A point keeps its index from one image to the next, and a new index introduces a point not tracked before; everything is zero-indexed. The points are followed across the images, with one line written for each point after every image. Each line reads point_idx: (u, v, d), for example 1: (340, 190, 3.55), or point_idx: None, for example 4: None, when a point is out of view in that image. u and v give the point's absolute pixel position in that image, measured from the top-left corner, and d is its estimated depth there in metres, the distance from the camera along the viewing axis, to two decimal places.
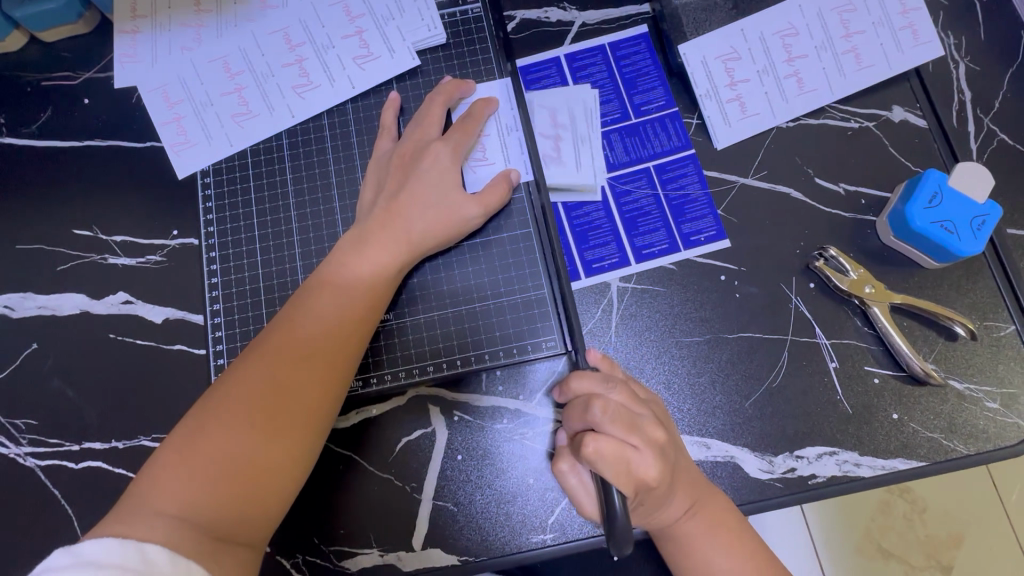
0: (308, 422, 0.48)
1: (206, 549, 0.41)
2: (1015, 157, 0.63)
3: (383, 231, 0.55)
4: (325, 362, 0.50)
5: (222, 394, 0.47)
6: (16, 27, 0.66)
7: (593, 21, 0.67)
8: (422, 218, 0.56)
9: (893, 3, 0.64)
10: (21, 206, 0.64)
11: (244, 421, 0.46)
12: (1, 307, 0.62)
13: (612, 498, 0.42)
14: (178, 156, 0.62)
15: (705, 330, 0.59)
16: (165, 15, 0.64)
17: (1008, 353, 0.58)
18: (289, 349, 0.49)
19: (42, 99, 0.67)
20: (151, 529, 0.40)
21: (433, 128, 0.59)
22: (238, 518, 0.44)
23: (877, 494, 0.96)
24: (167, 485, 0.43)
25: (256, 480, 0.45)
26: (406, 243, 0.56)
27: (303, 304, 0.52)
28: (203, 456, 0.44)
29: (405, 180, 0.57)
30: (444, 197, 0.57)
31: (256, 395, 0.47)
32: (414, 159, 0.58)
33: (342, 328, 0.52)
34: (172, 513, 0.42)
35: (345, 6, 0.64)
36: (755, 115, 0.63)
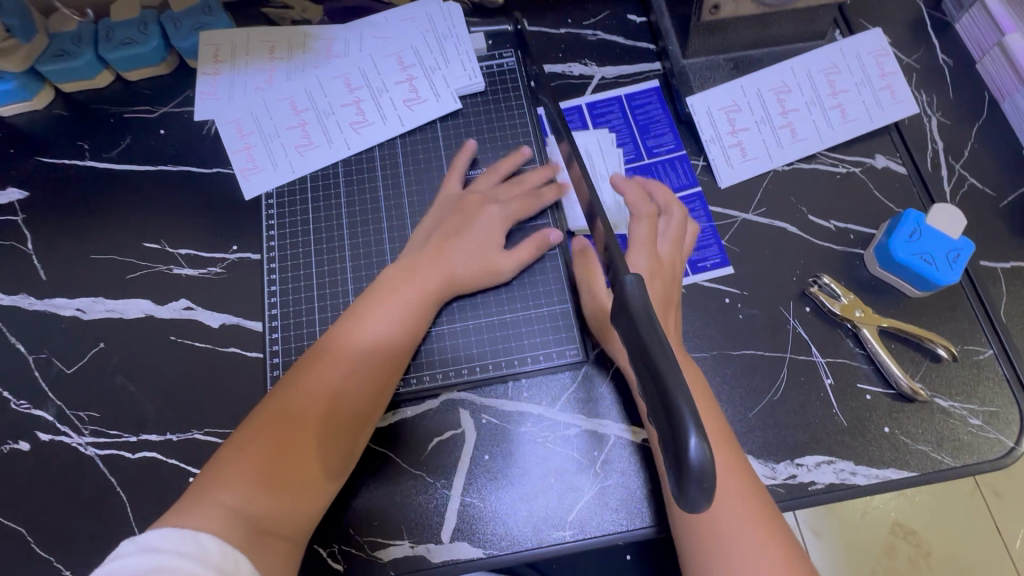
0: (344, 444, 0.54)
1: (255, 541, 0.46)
2: (984, 200, 0.71)
3: (430, 267, 0.62)
4: (367, 391, 0.56)
5: (275, 411, 0.52)
6: (106, 67, 0.76)
7: (611, 75, 0.77)
8: (467, 262, 0.63)
9: (873, 67, 0.73)
10: (98, 221, 0.72)
11: (293, 437, 0.51)
12: (74, 310, 0.68)
13: (687, 436, 0.32)
14: (247, 180, 0.71)
15: (710, 346, 0.65)
16: (243, 60, 0.74)
17: (988, 374, 0.64)
18: (337, 376, 0.55)
19: (123, 129, 0.76)
20: (210, 519, 0.45)
21: (504, 192, 0.67)
22: (281, 519, 0.49)
23: (884, 538, 1.14)
24: (224, 481, 0.48)
25: (297, 490, 0.50)
26: (449, 280, 0.62)
27: (351, 335, 0.57)
28: (258, 461, 0.49)
29: (461, 226, 0.64)
30: (488, 250, 0.64)
31: (306, 415, 0.52)
32: (473, 209, 0.66)
33: (381, 357, 0.58)
34: (228, 506, 0.46)
35: (398, 57, 0.73)
36: (754, 158, 0.72)
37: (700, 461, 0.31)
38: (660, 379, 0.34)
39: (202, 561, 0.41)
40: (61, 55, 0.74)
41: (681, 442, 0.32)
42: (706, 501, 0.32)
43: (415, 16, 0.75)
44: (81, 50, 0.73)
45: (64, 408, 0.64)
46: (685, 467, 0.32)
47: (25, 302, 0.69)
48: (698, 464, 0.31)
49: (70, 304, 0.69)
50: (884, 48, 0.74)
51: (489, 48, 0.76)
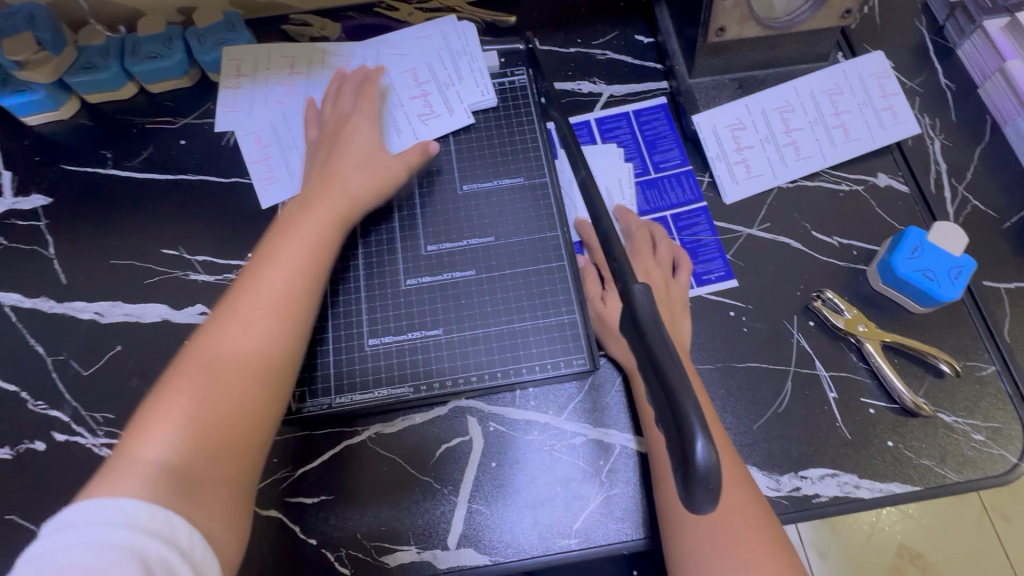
0: (269, 370, 0.50)
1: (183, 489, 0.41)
2: (986, 220, 0.72)
3: (330, 187, 0.63)
4: (278, 309, 0.52)
5: (186, 356, 0.48)
6: (131, 80, 0.79)
7: (619, 94, 0.79)
8: (361, 175, 0.65)
9: (875, 88, 0.75)
10: (118, 226, 0.74)
11: (208, 373, 0.47)
12: (92, 313, 0.70)
13: (694, 439, 0.33)
14: (265, 189, 0.73)
15: (716, 358, 0.66)
16: (263, 74, 0.76)
17: (991, 390, 0.64)
18: (246, 302, 0.51)
19: (145, 139, 0.78)
20: (130, 477, 0.40)
21: (348, 102, 0.71)
22: (212, 463, 0.44)
23: (890, 560, 1.14)
24: (143, 435, 0.43)
25: (228, 428, 0.46)
26: (348, 194, 0.63)
27: (265, 251, 0.56)
28: (174, 408, 0.45)
29: (335, 143, 0.67)
30: (374, 156, 0.67)
31: (225, 357, 0.48)
32: (339, 130, 0.68)
33: (292, 272, 0.54)
34: (147, 459, 0.42)
35: (413, 72, 0.76)
36: (758, 175, 0.73)
37: (706, 463, 0.32)
38: (667, 383, 0.35)
39: (130, 527, 0.37)
40: (88, 67, 0.76)
41: (689, 447, 0.32)
42: (711, 504, 0.33)
43: (430, 35, 0.77)
44: (107, 63, 0.76)
45: (80, 409, 0.66)
46: (692, 469, 0.33)
47: (46, 305, 0.70)
48: (706, 467, 0.32)
49: (88, 307, 0.70)
50: (885, 70, 0.76)
51: (501, 66, 0.78)
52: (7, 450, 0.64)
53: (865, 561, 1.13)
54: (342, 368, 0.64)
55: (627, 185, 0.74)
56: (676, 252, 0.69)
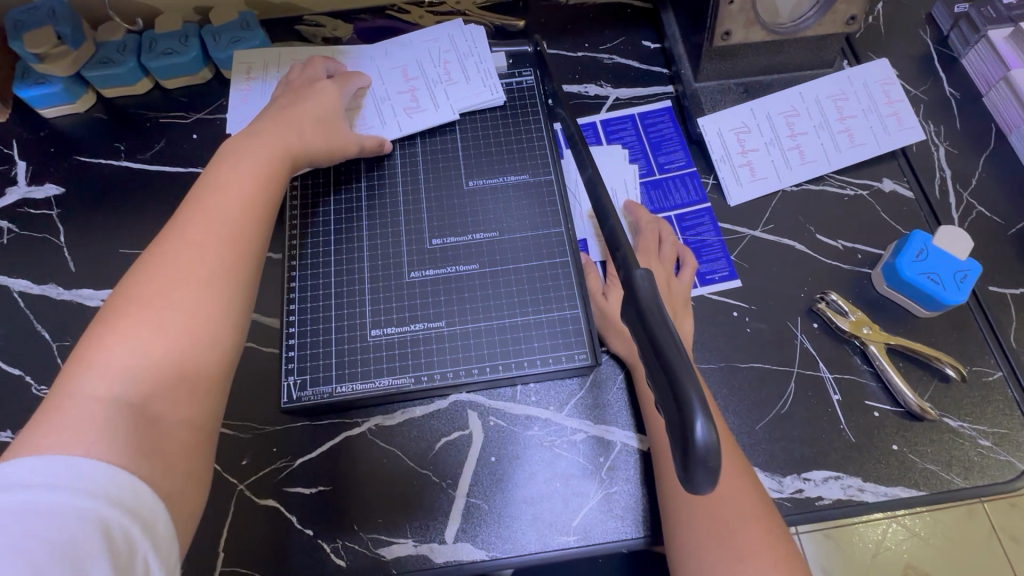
0: (221, 298, 0.48)
1: (138, 427, 0.40)
2: (992, 227, 0.72)
3: (279, 133, 0.61)
4: (224, 243, 0.50)
5: (124, 291, 0.46)
6: (146, 75, 0.80)
7: (625, 97, 0.80)
8: (312, 128, 0.65)
9: (880, 95, 0.76)
10: (128, 217, 0.75)
11: (152, 303, 0.45)
12: (99, 300, 0.71)
13: (693, 418, 0.33)
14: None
15: (719, 358, 0.66)
16: (274, 75, 0.78)
17: (998, 396, 0.64)
18: (189, 235, 0.49)
19: (158, 133, 0.80)
20: (84, 419, 0.39)
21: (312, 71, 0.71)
22: (167, 395, 0.43)
23: None
24: (88, 371, 0.42)
25: (184, 362, 0.45)
26: (297, 141, 0.62)
27: (207, 183, 0.54)
28: (118, 341, 0.43)
29: (294, 99, 0.66)
30: (329, 116, 0.67)
31: (173, 283, 0.47)
32: (305, 87, 0.68)
33: (240, 206, 0.53)
34: (93, 397, 0.40)
35: (415, 69, 0.77)
36: (763, 178, 0.74)
37: (705, 442, 0.32)
38: (667, 364, 0.35)
39: (92, 495, 0.35)
40: (105, 62, 0.78)
41: (688, 425, 0.32)
42: (711, 484, 0.33)
43: (438, 37, 0.79)
44: (124, 58, 0.78)
45: None
46: (691, 448, 0.32)
47: (53, 292, 0.71)
48: (705, 446, 0.32)
49: (96, 294, 0.71)
50: (890, 77, 0.76)
51: (509, 66, 0.79)
52: (8, 434, 0.65)
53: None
54: (344, 358, 0.64)
55: (631, 185, 0.74)
56: (679, 248, 0.69)
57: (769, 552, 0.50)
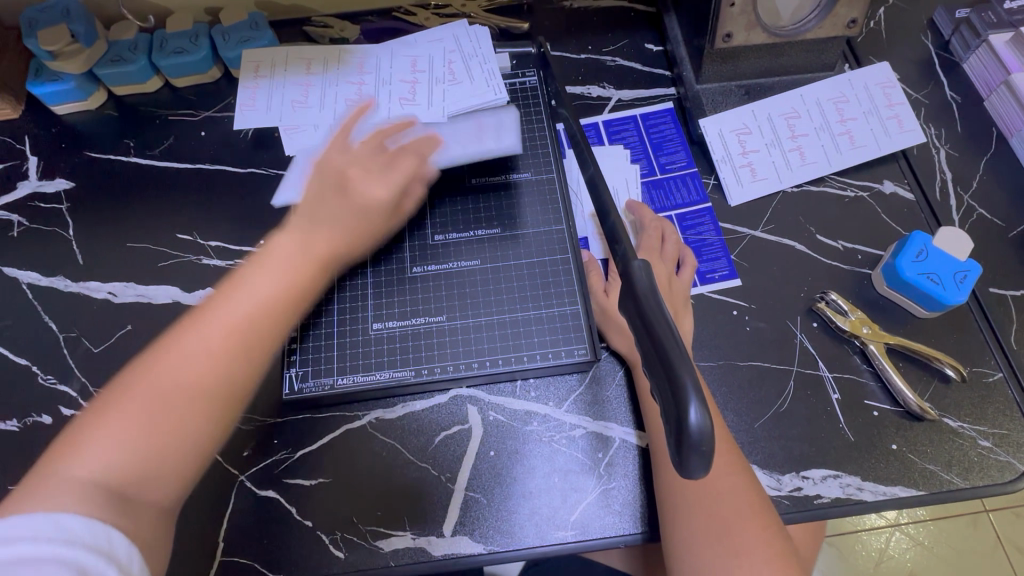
0: (217, 406, 0.49)
1: (111, 509, 0.43)
2: (993, 229, 0.72)
3: (326, 220, 0.56)
4: (234, 355, 0.50)
5: (131, 376, 0.48)
6: (157, 73, 0.82)
7: (628, 98, 0.81)
8: (367, 209, 0.58)
9: (880, 98, 0.76)
10: (136, 211, 0.76)
11: (156, 400, 0.47)
12: (106, 293, 0.72)
13: (688, 406, 0.33)
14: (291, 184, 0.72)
15: (718, 356, 0.66)
16: (281, 73, 0.79)
17: (998, 397, 0.63)
18: (202, 338, 0.49)
19: (167, 130, 0.81)
20: (70, 497, 0.42)
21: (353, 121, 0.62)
22: (148, 481, 0.46)
23: None
24: (84, 453, 0.44)
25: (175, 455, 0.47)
26: (347, 231, 0.57)
27: (241, 278, 0.52)
28: (122, 427, 0.46)
29: (353, 180, 0.58)
30: (385, 191, 0.59)
31: (180, 380, 0.48)
32: (368, 168, 0.60)
33: (261, 317, 0.51)
34: (83, 473, 0.43)
35: (417, 69, 0.78)
36: (763, 179, 0.74)
37: (699, 429, 0.33)
38: (664, 353, 0.35)
39: (71, 542, 0.39)
40: (116, 60, 0.79)
41: (682, 412, 0.33)
42: (704, 470, 0.33)
43: (443, 37, 0.80)
44: (135, 56, 0.79)
45: (88, 384, 0.67)
46: (685, 434, 0.33)
47: (61, 284, 0.72)
48: (698, 432, 0.32)
49: (102, 287, 0.72)
50: (891, 81, 0.77)
51: (512, 67, 0.81)
52: (14, 422, 0.65)
53: None
54: (346, 351, 0.64)
55: (633, 185, 0.75)
56: (681, 251, 0.69)
57: (766, 549, 0.50)
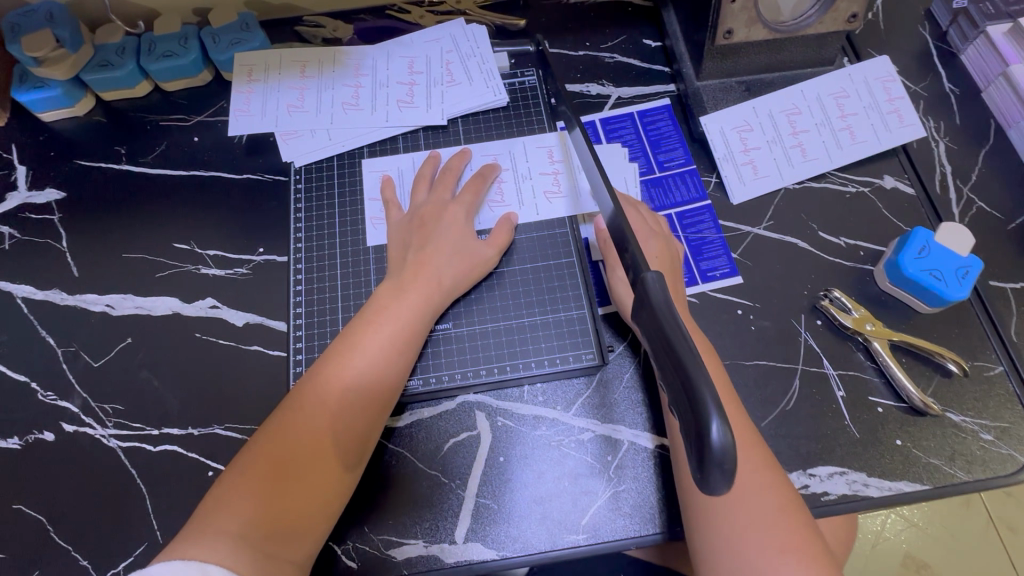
0: (340, 459, 0.54)
1: (261, 564, 0.47)
2: (992, 221, 0.73)
3: (416, 278, 0.63)
4: (355, 411, 0.56)
5: (267, 433, 0.54)
6: (146, 78, 0.80)
7: (627, 95, 0.80)
8: (453, 262, 0.65)
9: (881, 92, 0.76)
10: (131, 221, 0.75)
11: (289, 462, 0.52)
12: (103, 306, 0.70)
13: (710, 422, 0.33)
14: (375, 228, 0.71)
15: (723, 356, 0.67)
16: (275, 77, 0.77)
17: (999, 390, 0.64)
18: (325, 393, 0.56)
19: (159, 136, 0.79)
20: (213, 547, 0.47)
21: (423, 192, 0.70)
22: (288, 537, 0.50)
23: (895, 568, 1.14)
24: (229, 507, 0.50)
25: (298, 514, 0.51)
26: (437, 287, 0.63)
27: (351, 342, 0.59)
28: (258, 481, 0.51)
29: (429, 236, 0.66)
30: (465, 243, 0.66)
31: (305, 435, 0.54)
32: (435, 218, 0.67)
33: (372, 372, 0.58)
34: (233, 531, 0.48)
35: (413, 68, 0.77)
36: (765, 176, 0.74)
37: (722, 446, 0.32)
38: (684, 371, 0.35)
39: None
40: (105, 65, 0.77)
41: (703, 427, 0.33)
42: (726, 485, 0.33)
43: (440, 37, 0.79)
44: (123, 61, 0.77)
45: (89, 400, 0.66)
46: (707, 451, 0.33)
47: (57, 297, 0.71)
48: (723, 448, 0.32)
49: (99, 300, 0.71)
50: (890, 75, 0.77)
51: (511, 66, 0.79)
52: (15, 440, 0.64)
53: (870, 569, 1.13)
54: None
55: (632, 183, 0.74)
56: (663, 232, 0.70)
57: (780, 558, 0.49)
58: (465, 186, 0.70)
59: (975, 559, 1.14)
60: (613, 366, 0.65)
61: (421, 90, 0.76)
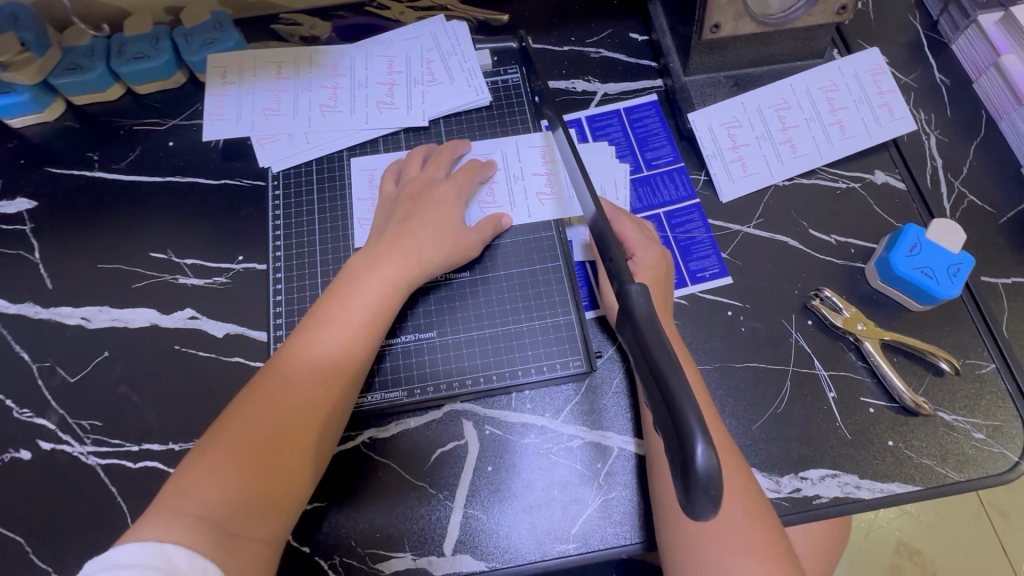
0: (311, 437, 0.53)
1: (222, 545, 0.46)
2: (984, 216, 0.72)
3: (392, 254, 0.61)
4: (329, 389, 0.55)
5: (237, 408, 0.53)
6: (117, 81, 0.77)
7: (614, 92, 0.78)
8: (433, 240, 0.63)
9: (871, 85, 0.75)
10: (105, 230, 0.73)
11: (256, 442, 0.50)
12: (79, 319, 0.69)
13: (693, 444, 0.32)
14: (363, 229, 0.70)
15: (714, 358, 0.66)
16: (250, 79, 0.75)
17: (992, 388, 0.64)
18: (297, 369, 0.54)
19: (132, 141, 0.77)
20: (173, 528, 0.45)
21: (416, 169, 0.69)
22: (252, 518, 0.48)
23: (889, 557, 1.14)
24: (193, 486, 0.48)
25: (265, 493, 0.49)
26: (414, 263, 0.62)
27: (321, 320, 0.57)
28: (225, 458, 0.49)
29: (414, 212, 0.64)
30: (446, 222, 0.65)
31: (275, 411, 0.52)
32: (423, 196, 0.66)
33: (346, 350, 0.56)
34: (197, 515, 0.46)
35: (392, 67, 0.75)
36: (755, 173, 0.73)
37: (706, 469, 0.31)
38: (667, 391, 0.34)
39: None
40: (73, 68, 0.75)
41: (688, 450, 0.31)
42: (712, 509, 0.32)
43: (420, 35, 0.77)
44: (93, 64, 0.75)
45: (66, 416, 0.64)
46: (691, 474, 0.32)
47: (31, 311, 0.69)
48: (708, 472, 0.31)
49: (75, 313, 0.69)
50: (881, 67, 0.75)
51: (494, 64, 0.77)
52: None
53: (863, 558, 1.14)
54: None
55: (619, 182, 0.73)
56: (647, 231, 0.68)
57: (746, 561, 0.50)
58: (457, 170, 0.69)
59: (967, 545, 1.15)
60: (602, 371, 0.64)
61: (401, 90, 0.74)
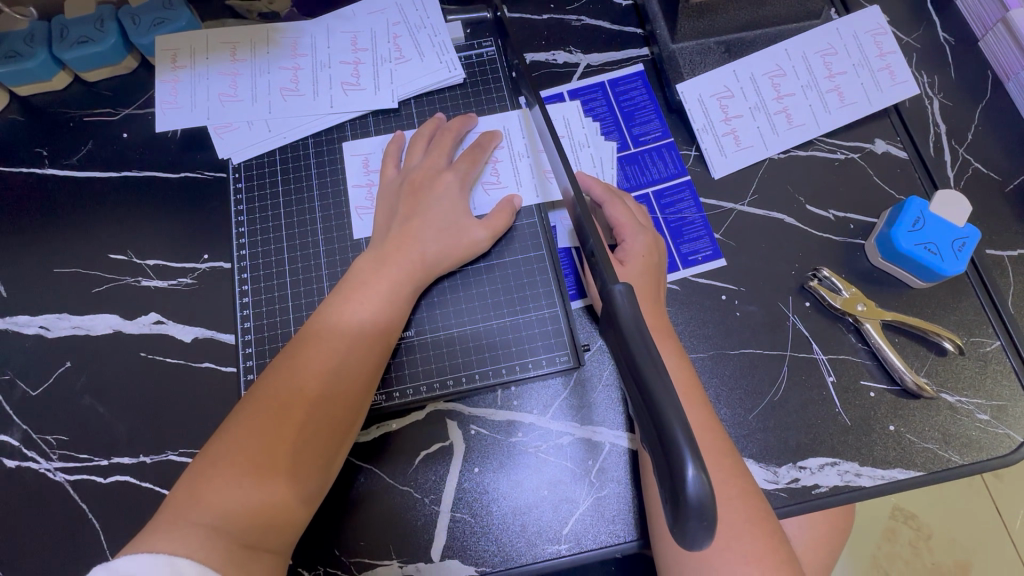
0: (326, 441, 0.50)
1: (236, 558, 0.43)
2: (989, 184, 0.68)
3: (398, 254, 0.58)
4: (342, 390, 0.52)
5: (248, 409, 0.49)
6: (63, 68, 0.71)
7: (596, 63, 0.73)
8: (440, 233, 0.60)
9: (871, 47, 0.70)
10: (59, 232, 0.68)
11: (270, 449, 0.47)
12: (37, 327, 0.65)
13: (684, 467, 0.30)
14: (360, 219, 0.66)
15: (708, 346, 0.63)
16: (203, 63, 0.70)
17: (996, 366, 0.61)
18: (311, 367, 0.51)
19: (83, 133, 0.72)
20: (186, 539, 0.42)
21: (417, 155, 0.64)
22: (265, 529, 0.45)
23: None
24: (205, 493, 0.45)
25: (278, 503, 0.47)
26: (420, 264, 0.59)
27: (329, 325, 0.54)
28: (237, 463, 0.46)
29: (417, 206, 0.61)
30: (453, 215, 0.61)
31: (288, 413, 0.49)
32: (425, 187, 0.62)
33: (359, 352, 0.54)
34: (207, 523, 0.43)
35: (356, 43, 0.70)
36: (749, 147, 0.68)
37: (699, 496, 0.30)
38: (655, 408, 0.32)
39: None
40: (13, 56, 0.69)
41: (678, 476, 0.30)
42: (707, 535, 0.30)
43: (384, 7, 0.71)
44: (34, 51, 0.69)
45: (30, 432, 0.61)
46: (683, 501, 0.30)
47: None
48: (699, 496, 0.30)
49: (33, 322, 0.65)
50: (881, 27, 0.70)
51: (467, 37, 0.72)
52: None
53: None
54: None
55: (605, 160, 0.69)
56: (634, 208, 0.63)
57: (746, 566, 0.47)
58: (460, 155, 0.65)
59: None
60: (588, 364, 0.61)
61: (367, 69, 0.70)
